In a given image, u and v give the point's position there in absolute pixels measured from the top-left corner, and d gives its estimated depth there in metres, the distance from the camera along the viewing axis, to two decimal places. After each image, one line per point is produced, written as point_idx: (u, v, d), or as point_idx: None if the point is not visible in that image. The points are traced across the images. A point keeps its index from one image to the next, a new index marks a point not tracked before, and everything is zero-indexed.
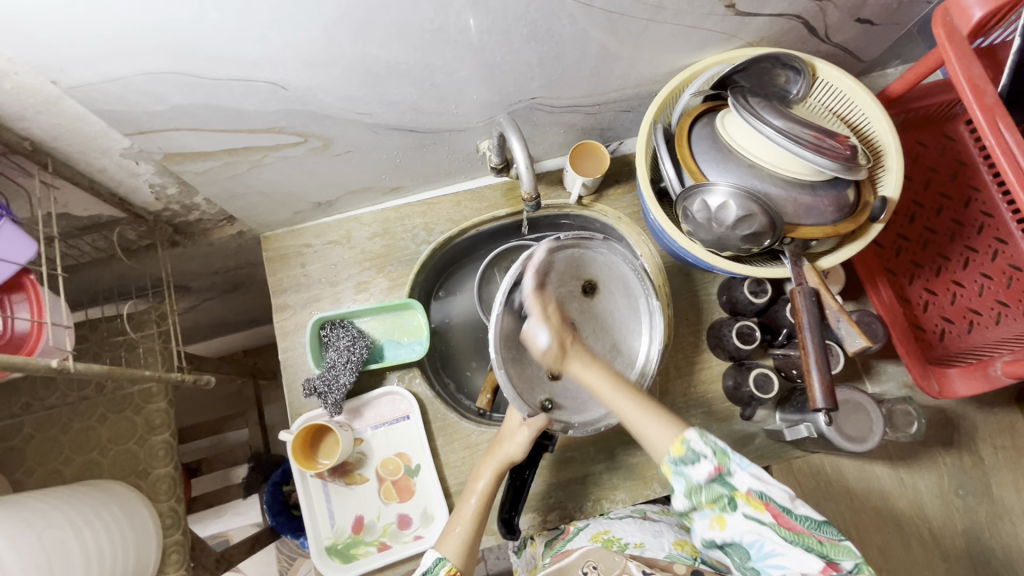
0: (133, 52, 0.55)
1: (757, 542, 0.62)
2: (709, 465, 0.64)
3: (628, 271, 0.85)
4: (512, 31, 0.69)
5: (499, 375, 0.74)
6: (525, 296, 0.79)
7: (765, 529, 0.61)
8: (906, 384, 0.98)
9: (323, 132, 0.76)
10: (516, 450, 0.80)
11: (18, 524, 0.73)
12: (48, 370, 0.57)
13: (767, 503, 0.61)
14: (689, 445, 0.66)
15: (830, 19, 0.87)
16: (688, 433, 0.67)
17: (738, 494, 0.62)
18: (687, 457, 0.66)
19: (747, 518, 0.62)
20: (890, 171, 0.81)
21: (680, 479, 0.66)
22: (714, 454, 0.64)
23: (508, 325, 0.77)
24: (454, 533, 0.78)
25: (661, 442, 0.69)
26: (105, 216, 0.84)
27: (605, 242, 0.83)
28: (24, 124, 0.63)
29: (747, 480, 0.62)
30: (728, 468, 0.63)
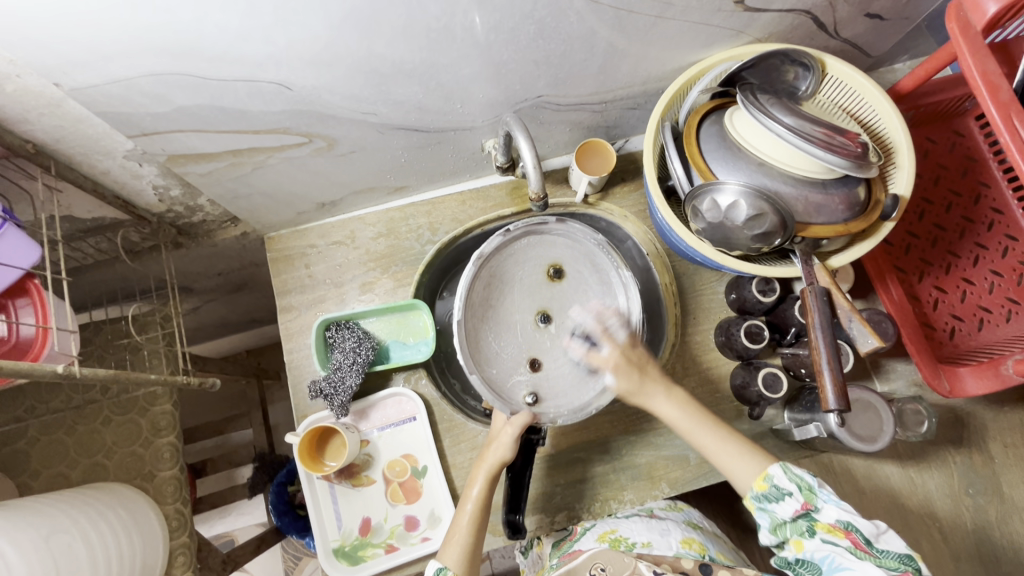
0: (137, 53, 0.54)
1: (828, 558, 0.64)
2: (795, 502, 0.66)
3: (591, 247, 0.86)
4: (520, 29, 0.68)
5: (470, 378, 0.77)
6: (486, 293, 0.83)
7: (839, 549, 0.64)
8: (916, 383, 0.97)
9: (327, 132, 0.75)
10: (503, 450, 0.79)
11: (25, 529, 0.73)
12: (55, 376, 0.57)
13: (847, 531, 0.63)
14: (772, 481, 0.69)
15: (839, 14, 0.86)
16: (772, 470, 0.69)
17: (820, 524, 0.65)
18: (771, 492, 0.68)
19: (823, 542, 0.65)
20: (901, 168, 0.80)
21: (764, 514, 0.69)
22: (801, 491, 0.66)
23: (473, 328, 0.81)
24: (454, 543, 0.77)
25: (744, 478, 0.71)
26: (109, 219, 0.83)
27: (560, 225, 0.84)
28: (26, 127, 0.62)
29: (834, 513, 0.64)
30: (815, 505, 0.65)
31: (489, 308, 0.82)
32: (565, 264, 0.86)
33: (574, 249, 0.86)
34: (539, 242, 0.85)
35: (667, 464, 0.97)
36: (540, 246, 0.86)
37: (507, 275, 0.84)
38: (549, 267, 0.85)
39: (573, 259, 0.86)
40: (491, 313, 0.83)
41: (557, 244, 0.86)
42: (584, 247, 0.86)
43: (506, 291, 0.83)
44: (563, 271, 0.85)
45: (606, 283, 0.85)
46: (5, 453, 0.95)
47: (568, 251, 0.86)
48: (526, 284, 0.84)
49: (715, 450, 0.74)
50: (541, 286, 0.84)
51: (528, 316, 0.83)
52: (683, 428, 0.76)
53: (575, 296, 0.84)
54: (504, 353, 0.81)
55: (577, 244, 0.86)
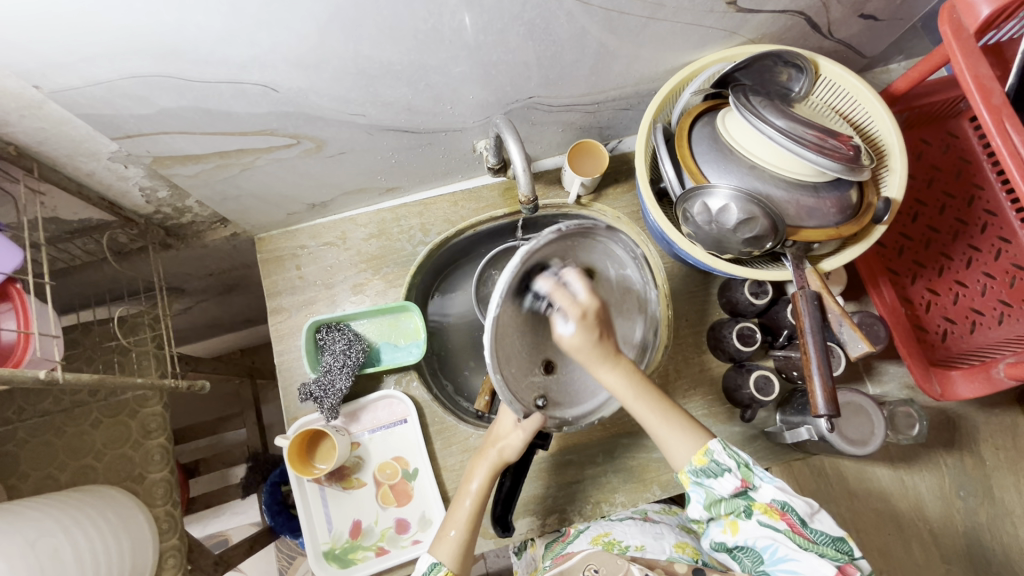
0: (118, 54, 0.53)
1: (771, 545, 0.65)
2: (734, 478, 0.67)
3: (625, 258, 0.74)
4: (509, 30, 0.68)
5: (494, 379, 0.60)
6: (521, 287, 0.63)
7: (779, 535, 0.65)
8: (908, 386, 0.97)
9: (315, 133, 0.75)
10: (510, 450, 0.78)
11: (10, 535, 0.72)
12: (37, 382, 0.56)
13: (784, 512, 0.65)
14: (712, 456, 0.69)
15: (833, 15, 0.85)
16: (713, 445, 0.69)
17: (757, 504, 0.67)
18: (710, 468, 0.69)
19: (762, 525, 0.66)
20: (894, 171, 0.80)
21: (699, 490, 0.70)
22: (739, 468, 0.68)
23: (500, 315, 0.61)
24: (448, 537, 0.77)
25: (682, 454, 0.70)
26: (95, 220, 0.82)
27: (609, 231, 0.69)
28: (8, 129, 0.61)
29: (770, 493, 0.66)
30: (752, 483, 0.67)
31: (521, 303, 0.63)
32: (596, 270, 0.71)
33: (609, 257, 0.72)
34: (580, 245, 0.68)
35: (659, 466, 0.97)
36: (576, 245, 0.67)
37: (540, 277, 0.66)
38: (584, 271, 0.69)
39: (607, 265, 0.72)
40: (518, 308, 0.63)
41: (594, 246, 0.69)
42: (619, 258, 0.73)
43: (536, 288, 0.66)
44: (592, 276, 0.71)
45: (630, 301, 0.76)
46: None
47: (606, 256, 0.71)
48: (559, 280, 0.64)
49: (656, 424, 0.71)
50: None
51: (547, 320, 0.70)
52: (624, 395, 0.69)
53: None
54: (522, 355, 0.66)
55: (614, 251, 0.72)
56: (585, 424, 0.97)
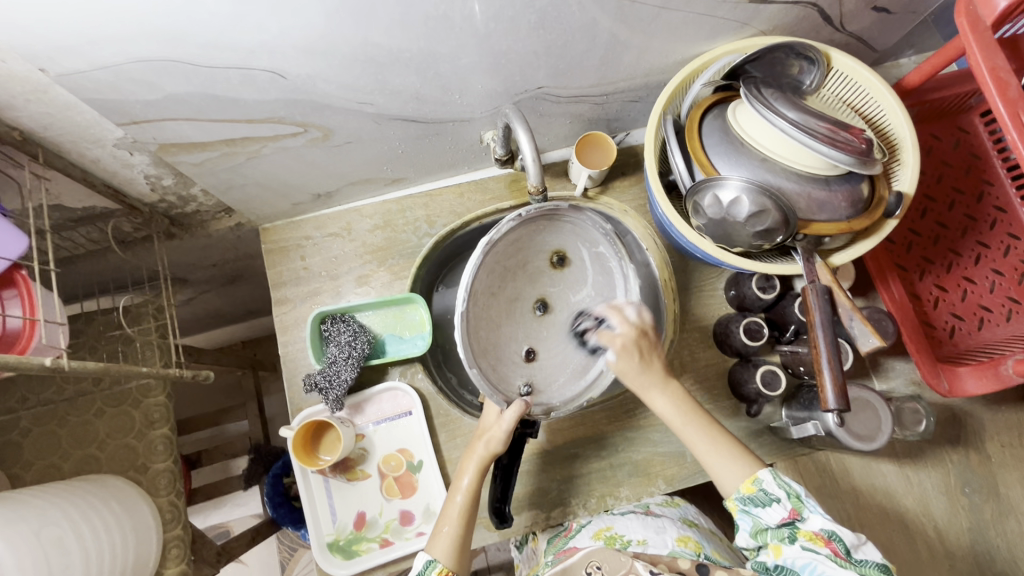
0: (125, 37, 0.52)
1: (809, 564, 0.66)
2: (782, 508, 0.69)
3: (595, 235, 0.86)
4: (520, 18, 0.67)
5: (470, 373, 0.72)
6: (490, 280, 0.79)
7: (819, 557, 0.66)
8: (914, 382, 0.97)
9: (323, 121, 0.74)
10: (495, 442, 0.78)
11: (14, 523, 0.72)
12: (44, 369, 0.55)
13: (829, 539, 0.66)
14: (760, 485, 0.71)
15: (846, 8, 0.84)
16: (762, 474, 0.72)
17: (803, 531, 0.68)
18: (758, 497, 0.71)
19: (804, 548, 0.67)
20: (906, 165, 0.79)
21: (747, 518, 0.72)
22: (789, 498, 0.69)
23: (477, 314, 0.76)
24: (443, 533, 0.77)
25: (730, 481, 0.73)
26: (99, 208, 0.82)
27: (574, 210, 0.82)
28: (12, 113, 0.60)
29: (819, 522, 0.67)
30: (801, 513, 0.69)
31: (493, 296, 0.80)
32: (568, 250, 0.87)
33: (579, 236, 0.86)
34: (550, 228, 0.83)
35: (664, 461, 0.96)
36: (549, 229, 0.84)
37: (511, 262, 0.81)
38: (554, 254, 0.85)
39: (577, 245, 0.87)
40: (490, 301, 0.79)
41: (565, 229, 0.85)
42: (588, 234, 0.86)
43: (509, 278, 0.82)
44: (564, 258, 0.87)
45: (607, 275, 0.88)
46: None
47: (572, 238, 0.86)
48: (527, 272, 0.84)
49: (707, 454, 0.75)
50: (543, 272, 0.86)
51: (530, 303, 0.85)
52: (675, 422, 0.77)
53: (574, 285, 0.87)
54: (500, 346, 0.79)
55: (582, 230, 0.86)
56: (589, 418, 0.97)
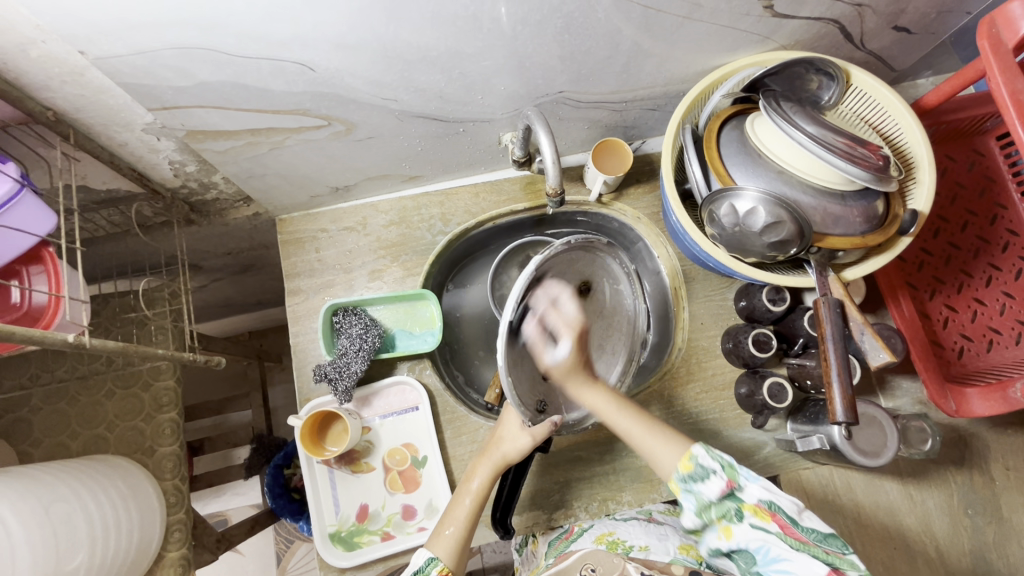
0: (164, 23, 0.53)
1: (763, 547, 0.63)
2: (720, 480, 0.66)
3: (619, 274, 0.88)
4: (547, 22, 0.68)
5: (504, 381, 0.66)
6: (537, 294, 0.72)
7: (771, 537, 0.63)
8: (921, 402, 0.97)
9: (347, 116, 0.75)
10: (513, 452, 0.79)
11: (25, 497, 0.72)
12: (66, 345, 0.56)
13: (773, 513, 0.64)
14: (697, 461, 0.69)
15: (868, 25, 0.85)
16: (697, 450, 0.70)
17: (746, 505, 0.65)
18: (696, 473, 0.69)
19: (753, 527, 0.64)
20: (922, 183, 0.79)
21: (690, 496, 0.69)
22: (723, 469, 0.67)
23: (519, 327, 0.70)
24: (444, 535, 0.77)
25: (667, 462, 0.73)
26: (123, 191, 0.83)
27: (608, 246, 0.84)
28: (48, 94, 0.61)
29: (756, 492, 0.65)
30: (738, 482, 0.66)
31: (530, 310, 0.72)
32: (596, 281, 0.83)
33: (607, 271, 0.85)
34: (588, 257, 0.81)
35: None
36: (583, 258, 0.80)
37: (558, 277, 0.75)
38: (584, 283, 0.80)
39: (604, 278, 0.85)
40: (531, 315, 0.73)
41: (596, 261, 0.83)
42: (613, 270, 0.87)
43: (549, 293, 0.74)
44: (590, 288, 0.83)
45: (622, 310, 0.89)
46: (8, 420, 0.95)
47: (601, 271, 0.84)
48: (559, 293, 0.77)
49: (640, 437, 0.76)
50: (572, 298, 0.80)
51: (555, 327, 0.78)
52: (605, 411, 0.78)
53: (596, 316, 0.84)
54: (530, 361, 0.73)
55: (610, 266, 0.86)
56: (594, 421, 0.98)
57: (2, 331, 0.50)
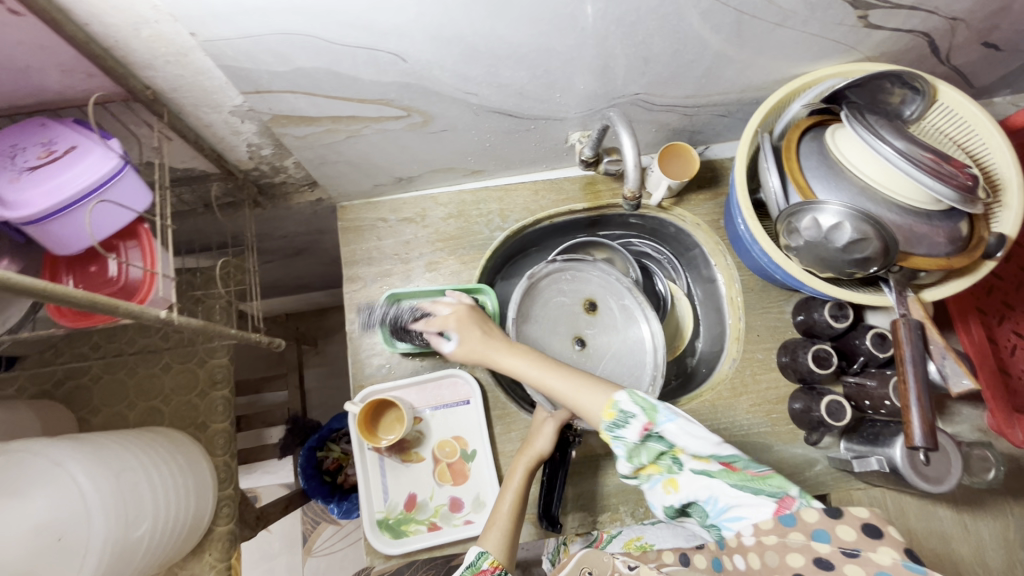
0: (276, 9, 0.53)
1: (711, 497, 0.61)
2: (639, 423, 0.64)
3: (620, 288, 1.03)
4: (640, 23, 0.67)
5: None
6: (535, 308, 0.99)
7: (714, 483, 0.61)
8: (981, 429, 0.94)
9: (427, 107, 0.75)
10: (542, 441, 0.84)
11: (99, 465, 0.74)
12: (159, 320, 0.57)
13: (710, 454, 0.62)
14: (619, 406, 0.66)
15: (957, 40, 0.83)
16: (618, 396, 0.67)
17: (676, 449, 0.63)
18: (618, 419, 0.65)
19: (696, 474, 0.62)
20: (1009, 208, 0.77)
21: (619, 444, 0.65)
22: (644, 411, 0.64)
23: (526, 333, 0.97)
24: (495, 527, 0.78)
25: (597, 410, 0.69)
26: (198, 171, 0.83)
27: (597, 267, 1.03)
28: (149, 73, 0.61)
29: (676, 432, 0.63)
30: (657, 424, 0.63)
31: (538, 321, 0.99)
32: (599, 300, 1.04)
33: (608, 289, 1.04)
34: (579, 279, 1.04)
35: None
36: (578, 282, 1.04)
37: (551, 301, 1.01)
38: (586, 301, 1.03)
39: (606, 295, 1.04)
40: (537, 327, 0.99)
41: (592, 282, 1.04)
42: (614, 286, 1.04)
43: (551, 312, 1.01)
44: (596, 305, 1.04)
45: (632, 322, 1.02)
46: (69, 387, 0.98)
47: (600, 289, 1.04)
48: (565, 313, 1.02)
49: (569, 384, 0.73)
50: (578, 315, 1.03)
51: (566, 340, 1.01)
52: (533, 376, 0.76)
53: (608, 328, 1.03)
54: None
55: (609, 284, 1.04)
56: None
57: (109, 304, 0.51)
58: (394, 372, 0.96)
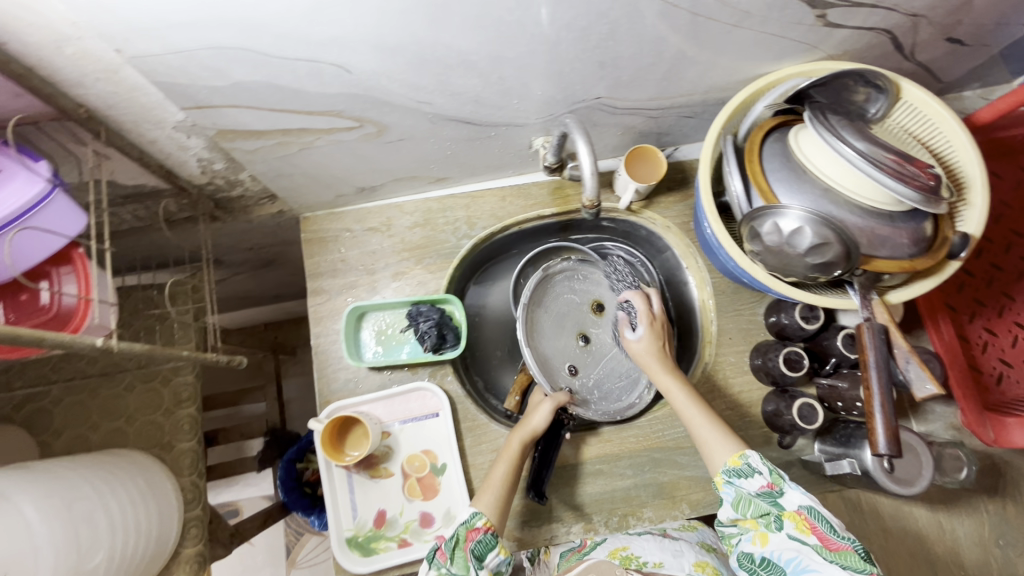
0: (204, 23, 0.51)
1: (795, 558, 0.68)
2: (762, 480, 0.73)
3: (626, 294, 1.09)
4: (592, 28, 0.65)
5: (523, 349, 0.98)
6: (542, 298, 1.07)
7: (806, 548, 0.68)
8: (955, 427, 0.94)
9: (379, 117, 0.73)
10: (540, 418, 0.88)
11: (48, 495, 0.72)
12: (95, 349, 0.55)
13: (813, 526, 0.69)
14: (746, 460, 0.75)
15: (920, 36, 0.81)
16: (748, 451, 0.76)
17: (786, 513, 0.71)
18: (743, 469, 0.75)
19: (790, 537, 0.70)
20: (973, 206, 0.76)
21: (730, 490, 0.75)
22: (770, 472, 0.73)
23: (533, 320, 1.05)
24: (489, 491, 0.81)
25: (718, 456, 0.78)
26: (149, 187, 0.80)
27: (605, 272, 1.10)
28: (81, 91, 0.59)
29: (796, 500, 0.71)
30: (780, 488, 0.72)
31: (546, 312, 1.07)
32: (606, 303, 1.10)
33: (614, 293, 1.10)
34: (588, 280, 1.10)
35: (689, 485, 0.94)
36: (588, 283, 1.11)
37: (559, 295, 1.08)
38: (594, 302, 1.09)
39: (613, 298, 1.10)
40: (545, 316, 1.06)
41: (599, 285, 1.11)
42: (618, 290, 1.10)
43: (559, 308, 1.08)
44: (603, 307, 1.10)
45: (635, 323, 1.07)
46: (28, 411, 0.95)
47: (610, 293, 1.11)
48: (572, 310, 1.09)
49: (699, 423, 0.82)
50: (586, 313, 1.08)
51: (573, 334, 1.07)
52: (678, 402, 0.84)
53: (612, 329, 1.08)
54: (552, 351, 1.04)
55: (615, 289, 1.10)
56: (616, 434, 0.96)
57: (34, 336, 0.49)
58: (361, 386, 0.94)
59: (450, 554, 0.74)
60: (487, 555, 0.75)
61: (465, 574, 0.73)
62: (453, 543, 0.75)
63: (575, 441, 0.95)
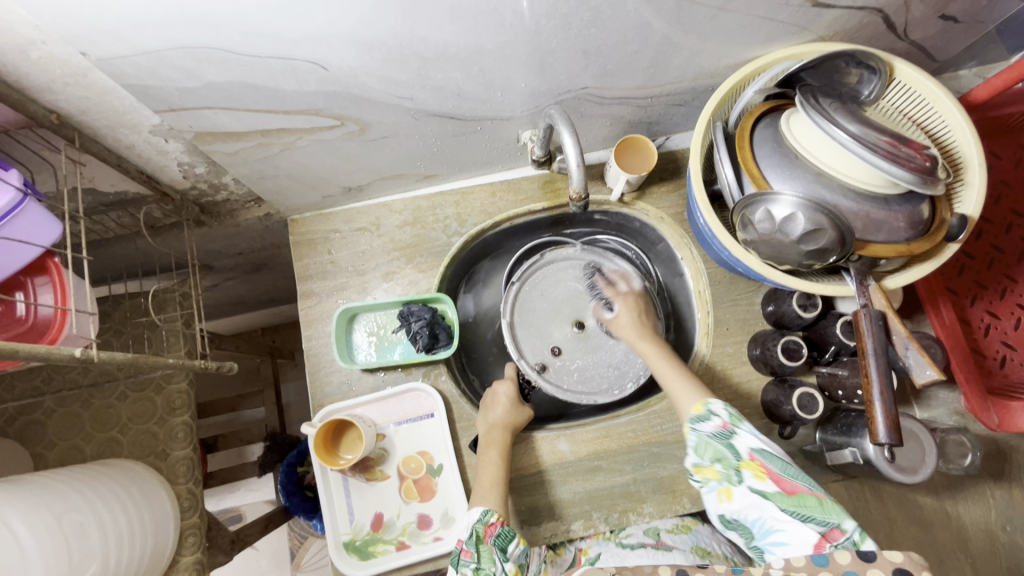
0: (171, 23, 0.50)
1: (758, 517, 0.64)
2: (719, 422, 0.71)
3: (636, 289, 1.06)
4: (573, 16, 0.63)
5: (502, 321, 1.03)
6: (542, 280, 1.07)
7: (765, 502, 0.64)
8: (959, 412, 0.92)
9: (360, 115, 0.72)
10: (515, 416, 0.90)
11: (38, 509, 0.71)
12: (73, 359, 0.54)
13: (768, 471, 0.65)
14: (708, 406, 0.73)
15: (913, 14, 0.79)
16: (711, 398, 0.74)
17: (743, 462, 0.67)
18: (705, 415, 0.73)
19: (751, 490, 0.65)
20: (971, 186, 0.74)
21: (694, 436, 0.72)
22: (729, 415, 0.71)
23: (523, 300, 1.06)
24: (489, 489, 0.79)
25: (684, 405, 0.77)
26: (132, 193, 0.81)
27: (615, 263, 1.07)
28: (50, 96, 0.59)
29: (749, 443, 0.67)
30: (735, 429, 0.69)
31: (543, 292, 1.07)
32: None
33: None
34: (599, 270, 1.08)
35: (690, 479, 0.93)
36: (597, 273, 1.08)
37: (559, 277, 1.07)
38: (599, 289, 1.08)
39: None
40: (541, 297, 1.06)
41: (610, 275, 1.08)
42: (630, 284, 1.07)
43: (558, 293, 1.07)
44: None
45: None
46: (20, 424, 0.94)
47: None
48: (572, 296, 1.07)
49: (670, 377, 0.82)
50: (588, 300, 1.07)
51: (567, 320, 1.06)
52: (653, 359, 0.87)
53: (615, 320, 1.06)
54: (538, 332, 1.05)
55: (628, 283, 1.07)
56: (615, 429, 0.95)
57: (7, 348, 0.47)
58: (355, 389, 0.93)
59: (474, 552, 0.71)
60: (508, 547, 0.73)
61: (491, 567, 0.70)
62: (474, 540, 0.73)
63: (571, 438, 0.94)
